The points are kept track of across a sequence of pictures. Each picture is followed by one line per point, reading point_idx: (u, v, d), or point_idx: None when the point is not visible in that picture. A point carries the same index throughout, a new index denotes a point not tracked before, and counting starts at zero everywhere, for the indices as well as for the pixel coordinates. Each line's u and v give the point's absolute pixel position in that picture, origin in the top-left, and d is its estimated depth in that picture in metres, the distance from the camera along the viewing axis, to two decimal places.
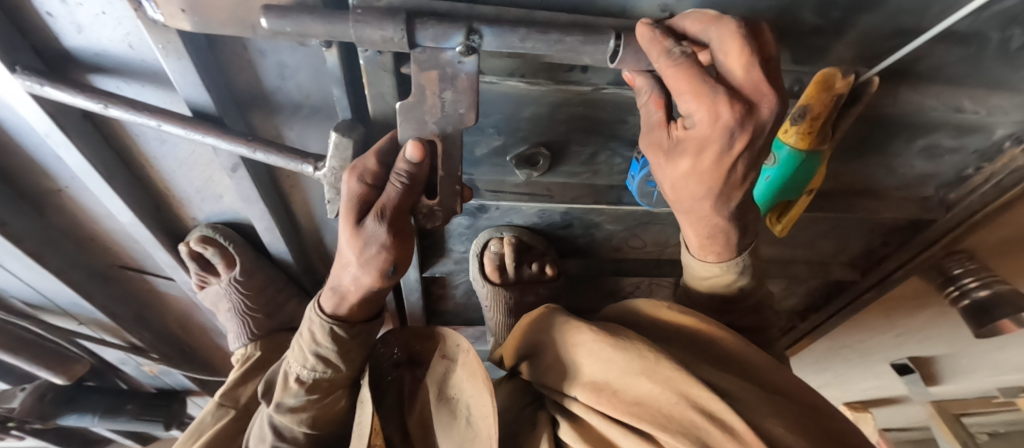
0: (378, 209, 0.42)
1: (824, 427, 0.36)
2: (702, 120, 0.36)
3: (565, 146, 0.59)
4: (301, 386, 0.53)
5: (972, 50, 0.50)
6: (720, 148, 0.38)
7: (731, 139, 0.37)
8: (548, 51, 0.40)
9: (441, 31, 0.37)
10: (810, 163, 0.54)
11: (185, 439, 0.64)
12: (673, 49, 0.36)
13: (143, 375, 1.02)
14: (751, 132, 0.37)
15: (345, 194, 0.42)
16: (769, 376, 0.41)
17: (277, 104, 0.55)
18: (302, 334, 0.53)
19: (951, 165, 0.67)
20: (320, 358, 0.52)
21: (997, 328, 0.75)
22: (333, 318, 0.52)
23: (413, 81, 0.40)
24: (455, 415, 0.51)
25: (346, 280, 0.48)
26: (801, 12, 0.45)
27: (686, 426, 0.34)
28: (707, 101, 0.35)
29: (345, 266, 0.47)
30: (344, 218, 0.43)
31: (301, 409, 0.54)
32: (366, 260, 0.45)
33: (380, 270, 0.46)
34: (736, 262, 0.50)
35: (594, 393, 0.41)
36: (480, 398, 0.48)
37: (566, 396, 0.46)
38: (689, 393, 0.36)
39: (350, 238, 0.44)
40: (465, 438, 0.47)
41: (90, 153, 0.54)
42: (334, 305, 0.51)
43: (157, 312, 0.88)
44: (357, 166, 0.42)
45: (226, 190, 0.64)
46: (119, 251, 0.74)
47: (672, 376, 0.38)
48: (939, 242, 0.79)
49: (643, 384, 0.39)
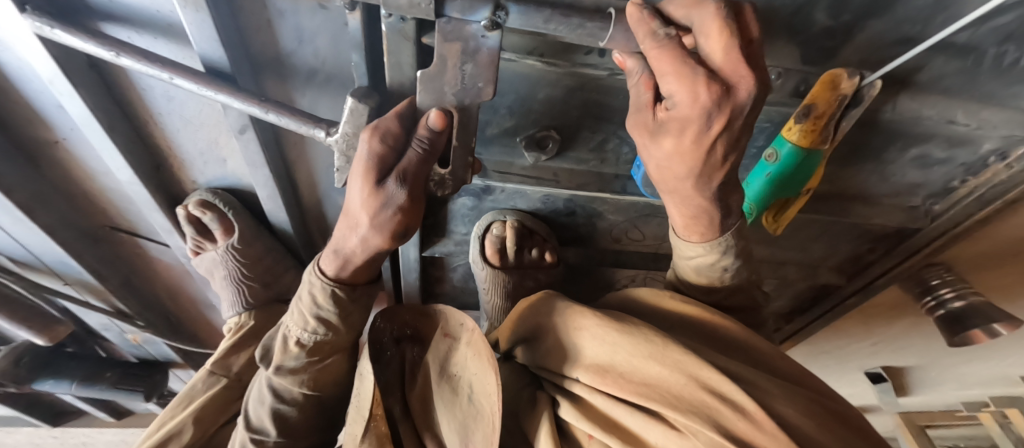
0: (399, 173, 0.43)
1: (828, 407, 0.38)
2: (683, 100, 0.38)
3: (576, 131, 0.60)
4: (301, 349, 0.54)
5: (969, 63, 0.53)
6: (698, 129, 0.39)
7: (709, 120, 0.38)
8: (570, 36, 0.41)
9: (468, 3, 0.38)
10: (811, 162, 0.55)
11: (175, 403, 0.67)
12: (658, 31, 0.38)
13: (125, 343, 1.00)
14: (728, 114, 0.38)
15: (366, 159, 0.42)
16: (778, 364, 0.43)
17: (291, 68, 0.54)
18: (301, 298, 0.54)
19: (939, 176, 0.70)
20: (321, 321, 0.53)
21: (968, 338, 0.78)
22: (334, 280, 0.52)
23: (435, 51, 0.40)
24: (456, 392, 0.52)
25: (352, 242, 0.48)
26: (813, 12, 0.48)
27: (698, 405, 0.36)
28: (687, 81, 0.36)
29: (353, 227, 0.47)
30: (363, 178, 0.42)
31: (300, 371, 0.55)
32: (379, 224, 0.45)
33: (390, 233, 0.46)
34: (721, 242, 0.51)
35: (599, 375, 0.42)
36: (484, 377, 0.48)
37: (566, 378, 0.47)
38: (699, 375, 0.37)
39: (367, 198, 0.43)
40: (468, 414, 0.49)
41: (94, 104, 0.53)
42: (337, 268, 0.51)
43: (147, 278, 0.87)
44: (378, 127, 0.42)
45: (231, 154, 0.63)
46: (113, 211, 0.72)
47: (681, 359, 0.39)
48: (922, 252, 0.82)
49: (653, 367, 0.40)
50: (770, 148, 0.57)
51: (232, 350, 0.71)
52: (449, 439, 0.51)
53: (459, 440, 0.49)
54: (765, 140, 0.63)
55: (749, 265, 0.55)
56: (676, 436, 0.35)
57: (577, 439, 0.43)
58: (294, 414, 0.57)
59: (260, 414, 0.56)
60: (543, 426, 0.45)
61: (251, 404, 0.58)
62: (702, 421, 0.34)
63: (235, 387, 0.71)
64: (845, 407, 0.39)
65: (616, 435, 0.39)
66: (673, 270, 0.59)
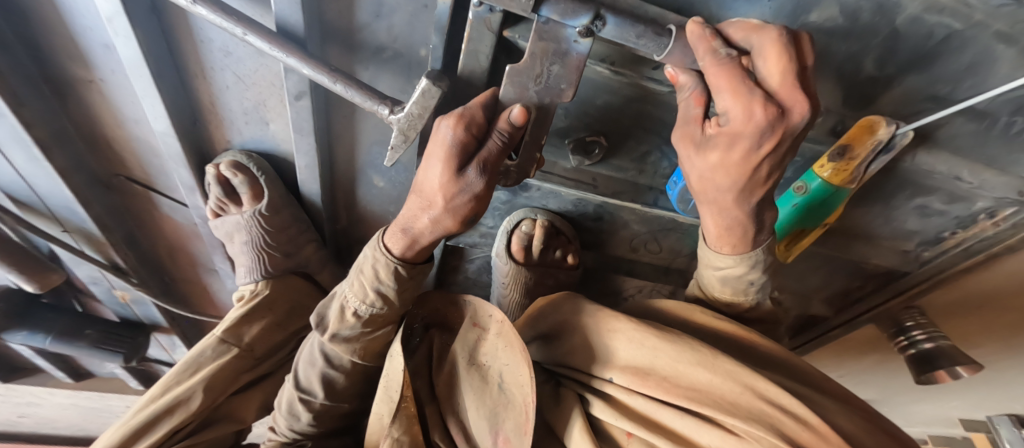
0: (479, 162, 0.45)
1: (875, 422, 0.40)
2: (737, 117, 0.41)
3: (622, 140, 0.63)
4: (358, 320, 0.59)
5: (981, 126, 0.59)
6: (748, 146, 0.42)
7: (761, 139, 0.41)
8: (655, 53, 0.44)
9: (570, 8, 0.40)
10: (838, 197, 0.60)
11: (179, 369, 0.64)
12: (719, 50, 0.41)
13: (112, 301, 0.95)
14: (780, 135, 0.41)
15: (449, 140, 0.44)
16: (821, 380, 0.44)
17: (361, 42, 0.55)
18: (363, 271, 0.58)
19: (933, 226, 0.76)
20: (379, 295, 0.57)
21: (933, 377, 0.81)
22: (399, 259, 0.56)
23: (528, 48, 0.42)
24: (487, 381, 0.52)
25: (422, 222, 0.51)
26: (862, 62, 0.53)
27: (757, 413, 0.37)
28: (743, 100, 0.40)
29: (424, 207, 0.49)
30: (444, 164, 0.45)
31: (353, 340, 0.61)
32: (452, 208, 0.48)
33: (461, 218, 0.49)
34: (752, 255, 0.54)
35: (639, 377, 0.44)
36: (516, 368, 0.48)
37: (598, 378, 0.48)
38: (755, 385, 0.39)
39: (448, 182, 0.46)
40: (499, 404, 0.49)
41: (148, 50, 0.51)
42: (403, 247, 0.55)
43: (150, 234, 0.83)
44: (462, 115, 0.44)
45: (276, 117, 0.62)
46: (132, 161, 0.69)
47: (733, 370, 0.40)
48: (906, 293, 0.89)
49: (700, 374, 0.41)
50: (800, 181, 0.61)
51: (244, 320, 0.69)
52: (475, 429, 0.51)
53: (487, 428, 0.49)
54: (793, 173, 0.68)
55: (773, 282, 0.58)
56: (736, 441, 0.36)
57: (615, 439, 0.44)
58: (340, 380, 0.63)
59: (308, 376, 0.64)
60: (576, 422, 0.46)
61: (300, 366, 0.65)
62: (765, 428, 0.35)
63: (244, 357, 0.69)
64: (885, 420, 0.41)
65: (661, 435, 0.40)
66: (700, 283, 0.61)
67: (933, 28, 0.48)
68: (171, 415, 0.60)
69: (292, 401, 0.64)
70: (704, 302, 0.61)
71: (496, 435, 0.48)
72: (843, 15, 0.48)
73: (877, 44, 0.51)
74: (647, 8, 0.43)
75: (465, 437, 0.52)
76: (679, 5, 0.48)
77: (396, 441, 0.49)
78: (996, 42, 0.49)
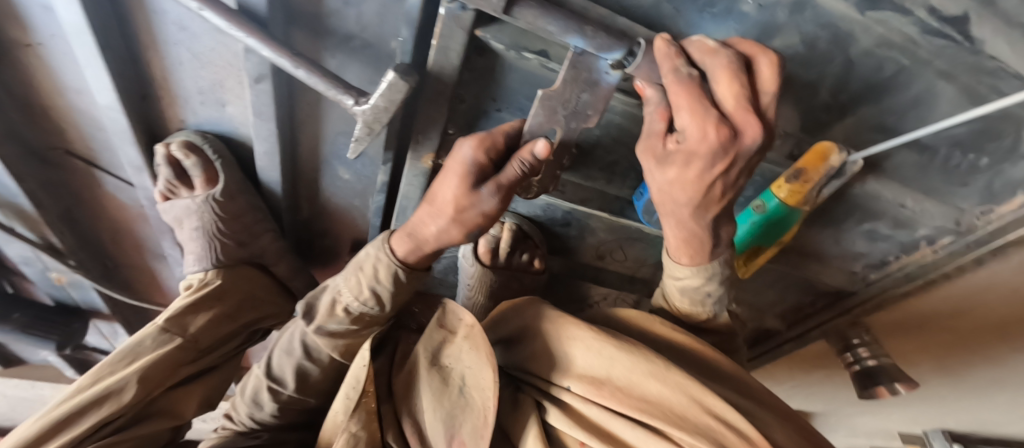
0: (494, 183, 0.47)
1: (810, 435, 0.42)
2: (693, 135, 0.43)
3: (593, 149, 0.63)
4: (347, 316, 0.57)
5: (925, 159, 0.62)
6: (702, 164, 0.45)
7: (714, 159, 0.44)
8: (625, 62, 0.47)
9: (607, 44, 0.45)
10: (790, 218, 0.63)
11: (116, 357, 0.59)
12: (681, 68, 0.43)
13: (46, 284, 0.88)
14: (732, 157, 0.44)
15: (467, 161, 0.46)
16: (767, 396, 0.46)
17: (329, 29, 0.52)
18: (362, 268, 0.56)
19: (880, 250, 0.80)
20: (374, 295, 0.56)
21: (875, 392, 0.84)
22: (401, 262, 0.55)
23: (562, 76, 0.48)
24: (447, 383, 0.52)
25: (429, 230, 0.51)
26: (819, 88, 0.55)
27: (702, 428, 0.39)
28: (700, 119, 0.42)
29: (434, 216, 0.50)
30: (460, 180, 0.47)
31: (339, 335, 0.58)
32: (461, 219, 0.49)
33: (467, 230, 0.51)
34: (709, 267, 0.55)
35: (593, 386, 0.44)
36: (479, 371, 0.49)
37: (555, 385, 0.48)
38: (703, 401, 0.41)
39: (461, 195, 0.47)
40: (456, 406, 0.49)
41: (93, 15, 0.47)
42: (408, 251, 0.54)
43: (91, 213, 0.78)
44: (485, 137, 0.47)
45: (235, 99, 0.59)
46: (75, 135, 0.65)
47: (685, 383, 0.42)
48: (854, 310, 0.92)
49: (653, 386, 0.42)
50: (759, 199, 0.63)
51: (190, 310, 0.66)
52: (430, 431, 0.50)
53: (442, 431, 0.48)
54: (753, 191, 0.71)
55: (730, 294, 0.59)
56: None
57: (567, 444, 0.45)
58: (315, 374, 0.60)
59: (281, 365, 0.61)
60: (531, 428, 0.46)
61: (276, 353, 0.62)
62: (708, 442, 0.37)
63: (187, 349, 0.64)
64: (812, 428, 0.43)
65: (610, 443, 0.42)
66: (663, 293, 0.62)
67: (884, 63, 0.51)
68: (100, 406, 0.54)
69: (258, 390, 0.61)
70: (666, 313, 0.61)
71: (452, 438, 0.47)
72: (803, 42, 0.50)
73: (834, 73, 0.53)
74: (617, 19, 0.46)
75: (420, 439, 0.51)
76: (651, 20, 0.49)
77: (353, 437, 0.48)
78: (939, 80, 0.52)
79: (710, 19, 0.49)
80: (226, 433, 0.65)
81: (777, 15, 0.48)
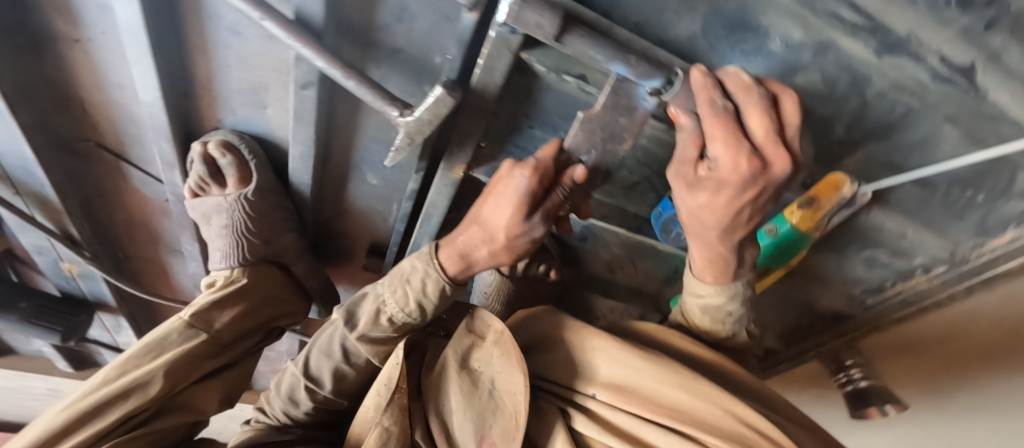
0: (543, 212, 0.56)
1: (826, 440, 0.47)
2: (726, 165, 0.46)
3: (617, 169, 0.66)
4: (391, 325, 0.61)
5: (925, 193, 0.67)
6: (732, 192, 0.48)
7: (744, 187, 0.47)
8: (663, 88, 0.49)
9: (647, 72, 0.47)
10: (801, 242, 0.67)
11: (141, 350, 0.59)
12: (716, 100, 0.45)
13: (56, 274, 0.87)
14: (760, 185, 0.47)
15: (522, 189, 0.52)
16: (784, 406, 0.50)
17: (377, 42, 0.55)
18: (409, 282, 0.60)
19: (878, 276, 0.84)
20: (419, 307, 0.60)
21: (866, 412, 0.99)
22: (450, 279, 0.59)
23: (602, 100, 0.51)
24: (476, 385, 0.54)
25: (481, 252, 0.58)
26: (832, 122, 0.59)
27: (736, 436, 0.42)
28: (733, 150, 0.45)
29: (486, 240, 0.57)
30: (514, 209, 0.53)
31: (380, 342, 0.63)
32: (512, 245, 0.57)
33: (515, 254, 0.59)
34: (732, 286, 0.58)
35: (621, 395, 0.47)
36: (511, 376, 0.51)
37: (579, 393, 0.50)
38: (734, 410, 0.44)
39: (515, 225, 0.55)
40: (486, 409, 0.52)
41: (151, 16, 0.49)
42: (458, 270, 0.59)
43: (111, 205, 0.78)
44: (538, 167, 0.52)
45: (275, 102, 0.61)
46: (109, 128, 0.65)
47: (716, 394, 0.45)
48: (848, 334, 0.95)
49: (683, 396, 0.46)
50: (772, 223, 0.67)
51: (216, 306, 0.66)
52: (458, 432, 0.52)
53: (473, 432, 0.51)
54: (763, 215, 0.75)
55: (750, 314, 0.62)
56: None
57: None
58: (350, 376, 0.64)
59: (320, 367, 0.63)
60: (559, 435, 0.48)
61: (313, 353, 0.64)
62: None
63: (211, 344, 0.65)
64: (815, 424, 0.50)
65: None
66: (683, 311, 0.65)
67: (895, 104, 0.55)
68: (127, 398, 0.55)
69: (294, 388, 0.64)
70: (686, 329, 0.64)
71: (483, 438, 0.50)
72: (823, 81, 0.54)
73: (848, 110, 0.57)
74: (658, 52, 0.49)
75: (446, 438, 0.53)
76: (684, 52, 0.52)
77: (385, 432, 0.50)
78: (945, 123, 0.56)
79: (740, 55, 0.53)
80: (257, 427, 0.68)
81: (801, 55, 0.52)
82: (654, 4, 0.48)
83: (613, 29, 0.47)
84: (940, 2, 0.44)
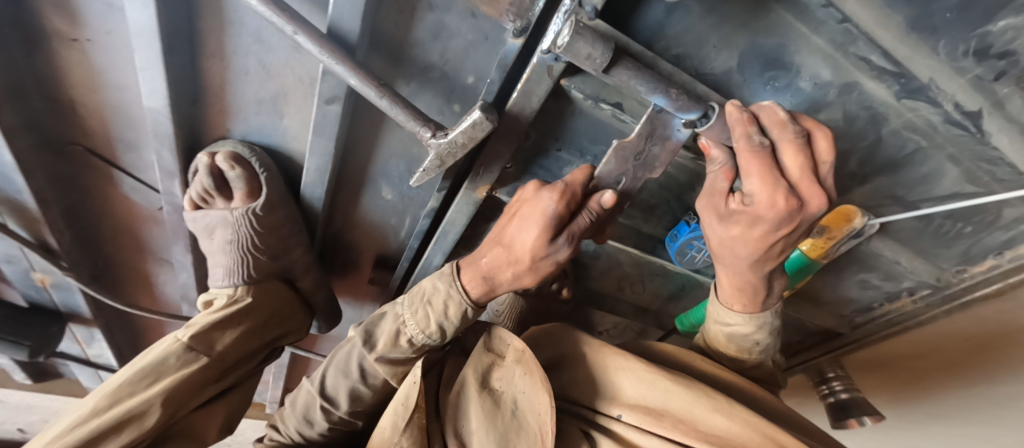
0: (568, 234, 0.53)
1: None
2: (762, 200, 0.47)
3: (640, 192, 0.67)
4: (411, 346, 0.58)
5: (921, 224, 0.71)
6: (767, 227, 0.49)
7: (780, 224, 0.48)
8: (698, 122, 0.49)
9: (685, 105, 0.47)
10: (809, 268, 0.70)
11: (136, 376, 0.54)
12: (753, 136, 0.46)
13: (26, 284, 0.80)
14: (795, 223, 0.48)
15: (549, 212, 0.51)
16: (807, 423, 0.53)
17: (409, 58, 0.53)
18: (431, 303, 0.57)
19: (868, 297, 0.89)
20: (440, 329, 0.58)
21: (846, 424, 0.90)
22: (472, 301, 0.57)
23: (641, 130, 0.51)
24: (497, 405, 0.52)
25: (505, 275, 0.55)
26: (847, 157, 0.62)
27: None
28: (770, 188, 0.46)
29: (511, 263, 0.55)
30: (541, 232, 0.51)
31: (399, 363, 0.59)
32: (536, 267, 0.55)
33: (539, 276, 0.56)
34: (760, 316, 0.60)
35: (651, 416, 0.46)
36: (534, 396, 0.50)
37: (603, 415, 0.51)
38: (775, 436, 0.41)
39: (541, 246, 0.53)
40: (509, 428, 0.49)
41: (166, 19, 0.45)
42: (481, 293, 0.57)
43: (97, 212, 0.73)
44: (565, 191, 0.51)
45: (293, 113, 0.58)
46: (103, 132, 0.60)
47: (752, 419, 0.43)
48: (835, 351, 1.01)
49: (718, 420, 0.44)
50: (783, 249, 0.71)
51: (217, 326, 0.62)
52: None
53: None
54: None
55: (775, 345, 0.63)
56: None
57: None
58: (366, 397, 0.61)
59: (336, 386, 0.60)
60: None
61: (328, 372, 0.61)
62: None
63: (213, 368, 0.60)
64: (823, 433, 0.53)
65: None
66: (705, 336, 0.67)
67: (906, 143, 0.58)
68: (121, 432, 0.50)
69: (310, 408, 0.62)
70: (707, 353, 0.66)
71: None
72: (845, 119, 0.56)
73: (863, 146, 0.60)
74: (696, 85, 0.50)
75: None
76: (719, 85, 0.54)
77: None
78: (947, 163, 0.59)
79: (771, 90, 0.54)
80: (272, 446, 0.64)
81: (828, 94, 0.53)
82: (696, 35, 0.49)
83: (657, 63, 0.48)
84: (958, 51, 0.46)
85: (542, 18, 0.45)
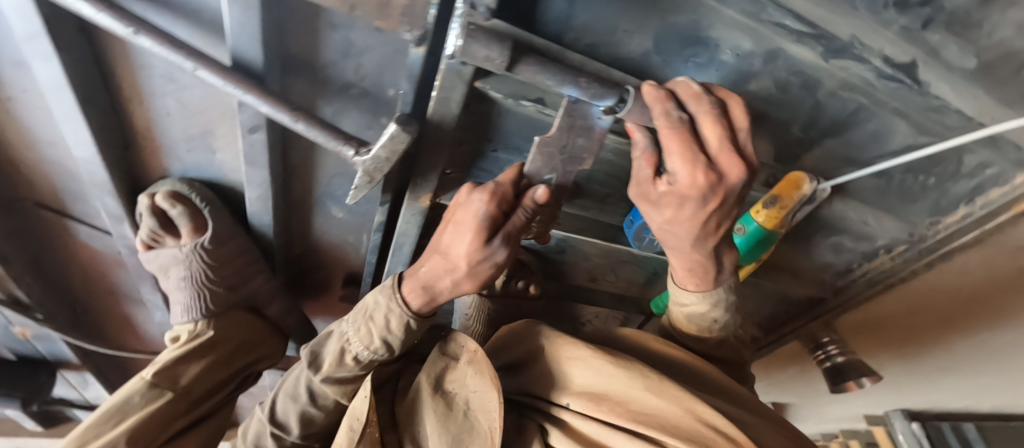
0: (504, 234, 0.52)
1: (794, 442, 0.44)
2: (685, 178, 0.46)
3: (586, 183, 0.66)
4: (357, 364, 0.58)
5: (881, 182, 0.69)
6: (694, 205, 0.48)
7: (705, 200, 0.48)
8: (616, 107, 0.47)
9: (599, 92, 0.46)
10: (769, 239, 0.69)
11: (102, 417, 0.57)
12: (671, 112, 0.44)
13: (8, 337, 0.84)
14: (720, 195, 0.47)
15: (481, 214, 0.50)
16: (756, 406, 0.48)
17: (326, 78, 0.53)
18: (373, 318, 0.57)
19: (844, 259, 0.87)
20: (385, 343, 0.58)
21: (844, 387, 0.89)
22: (414, 313, 0.57)
23: (558, 124, 0.50)
24: (450, 408, 0.52)
25: (445, 283, 0.55)
26: (789, 124, 0.60)
27: (697, 436, 0.39)
28: (690, 164, 0.45)
29: (448, 270, 0.54)
30: (474, 236, 0.51)
31: (347, 381, 0.60)
32: (475, 272, 0.54)
33: (480, 281, 0.55)
34: (714, 294, 0.60)
35: (595, 402, 0.46)
36: (485, 394, 0.50)
37: (555, 405, 0.51)
38: (697, 410, 0.41)
39: (475, 250, 0.52)
40: (461, 429, 0.49)
41: (73, 72, 0.46)
42: (421, 303, 0.56)
43: (62, 262, 0.74)
44: (495, 191, 0.51)
45: (225, 146, 0.58)
46: (49, 185, 0.62)
47: (679, 395, 0.43)
48: (822, 316, 0.99)
49: (648, 398, 0.43)
50: (740, 223, 0.70)
51: (180, 361, 0.63)
52: None
53: None
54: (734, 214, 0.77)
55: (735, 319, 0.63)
56: None
57: None
58: (318, 418, 0.61)
59: (286, 411, 0.61)
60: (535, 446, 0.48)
61: (281, 398, 0.62)
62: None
63: (180, 401, 0.62)
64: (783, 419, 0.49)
65: None
66: (668, 318, 0.66)
67: (847, 102, 0.56)
68: None
69: (260, 435, 0.63)
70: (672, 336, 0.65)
71: None
72: (776, 86, 0.55)
73: (803, 112, 0.58)
74: (611, 72, 0.48)
75: None
76: (641, 68, 0.53)
77: None
78: (894, 119, 0.57)
79: (693, 67, 0.53)
80: None
81: (753, 65, 0.52)
82: (605, 23, 0.48)
83: (565, 55, 0.47)
84: (878, 3, 0.43)
85: (440, 25, 0.44)
